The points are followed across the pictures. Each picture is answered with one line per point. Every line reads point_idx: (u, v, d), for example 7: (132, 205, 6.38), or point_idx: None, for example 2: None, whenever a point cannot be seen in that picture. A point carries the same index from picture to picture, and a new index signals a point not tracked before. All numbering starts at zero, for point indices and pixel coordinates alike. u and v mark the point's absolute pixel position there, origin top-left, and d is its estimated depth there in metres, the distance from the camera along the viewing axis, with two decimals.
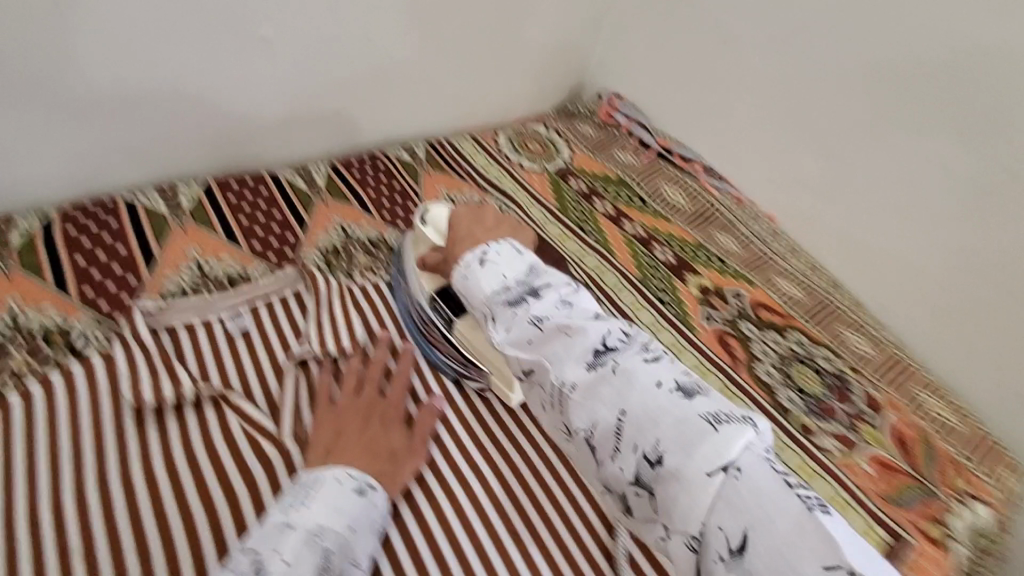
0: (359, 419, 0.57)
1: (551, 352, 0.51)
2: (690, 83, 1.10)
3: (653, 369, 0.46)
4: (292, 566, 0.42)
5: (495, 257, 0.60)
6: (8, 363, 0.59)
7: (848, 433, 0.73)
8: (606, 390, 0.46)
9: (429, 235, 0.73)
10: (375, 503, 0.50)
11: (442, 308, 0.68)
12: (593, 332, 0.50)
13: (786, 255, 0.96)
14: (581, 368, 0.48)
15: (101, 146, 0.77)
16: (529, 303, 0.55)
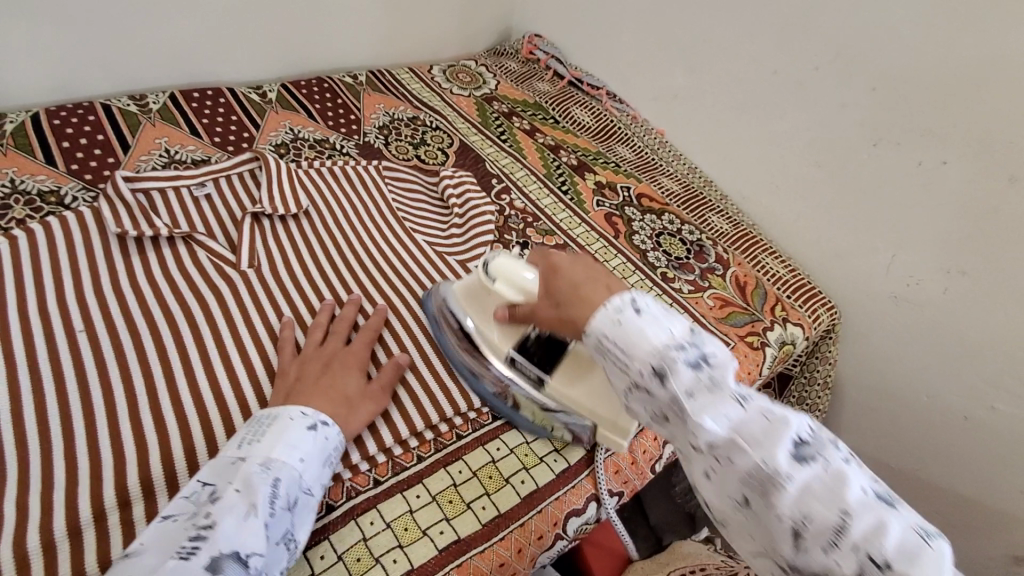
0: (319, 366, 0.62)
1: (750, 433, 0.45)
2: (592, 22, 1.28)
3: (857, 471, 0.43)
4: (242, 492, 0.48)
5: (650, 305, 0.52)
6: (13, 213, 0.75)
7: (700, 280, 0.92)
8: (818, 485, 0.42)
9: (507, 292, 0.63)
10: (326, 438, 0.55)
11: (528, 366, 0.64)
12: (794, 422, 0.45)
13: (671, 160, 1.17)
14: (789, 456, 0.44)
15: (80, 60, 0.93)
16: (714, 375, 0.47)
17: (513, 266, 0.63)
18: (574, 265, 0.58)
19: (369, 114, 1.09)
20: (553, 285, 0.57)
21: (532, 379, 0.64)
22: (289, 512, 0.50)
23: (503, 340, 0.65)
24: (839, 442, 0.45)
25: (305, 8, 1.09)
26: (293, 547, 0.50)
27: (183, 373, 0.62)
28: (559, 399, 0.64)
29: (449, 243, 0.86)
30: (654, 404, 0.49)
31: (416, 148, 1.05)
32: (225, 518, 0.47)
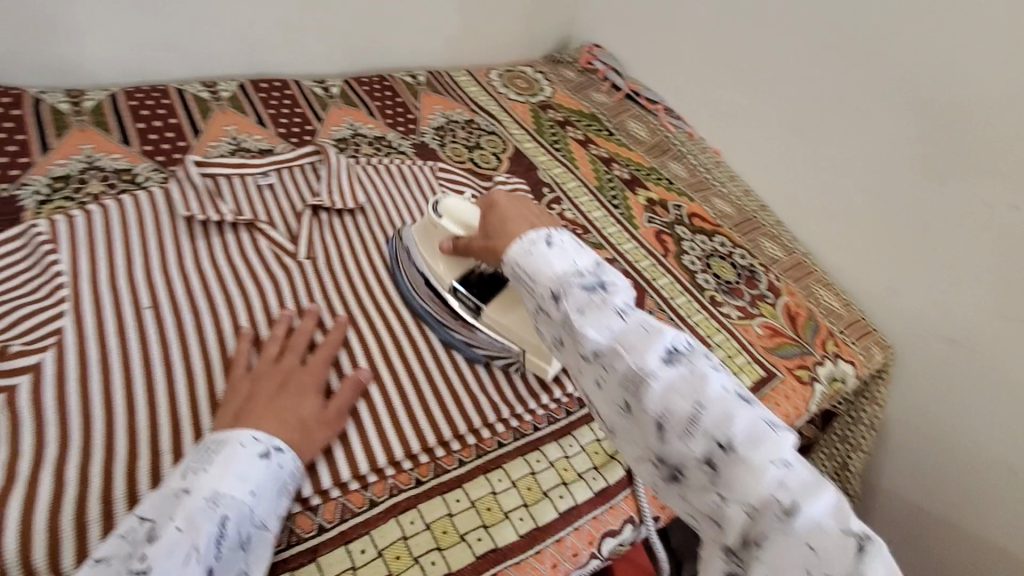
0: (272, 386, 0.58)
1: (628, 341, 0.45)
2: (653, 34, 1.27)
3: (720, 373, 0.43)
4: (183, 532, 0.44)
5: (562, 240, 0.53)
6: (89, 187, 0.78)
7: (750, 307, 0.90)
8: (682, 384, 0.42)
9: (450, 227, 0.70)
10: (280, 466, 0.51)
11: (468, 296, 0.69)
12: (670, 330, 0.46)
13: (726, 181, 1.15)
14: (658, 359, 0.44)
15: (159, 45, 0.97)
16: (605, 294, 0.48)
17: (461, 206, 0.71)
18: (512, 204, 0.61)
19: (427, 114, 1.10)
20: (487, 220, 0.61)
21: (471, 308, 0.69)
22: (241, 550, 0.47)
23: (445, 273, 0.71)
24: (711, 353, 0.45)
25: (375, 7, 1.12)
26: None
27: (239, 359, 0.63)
28: (492, 326, 0.68)
29: None
30: (553, 324, 0.50)
31: (470, 151, 1.05)
32: (164, 561, 0.43)
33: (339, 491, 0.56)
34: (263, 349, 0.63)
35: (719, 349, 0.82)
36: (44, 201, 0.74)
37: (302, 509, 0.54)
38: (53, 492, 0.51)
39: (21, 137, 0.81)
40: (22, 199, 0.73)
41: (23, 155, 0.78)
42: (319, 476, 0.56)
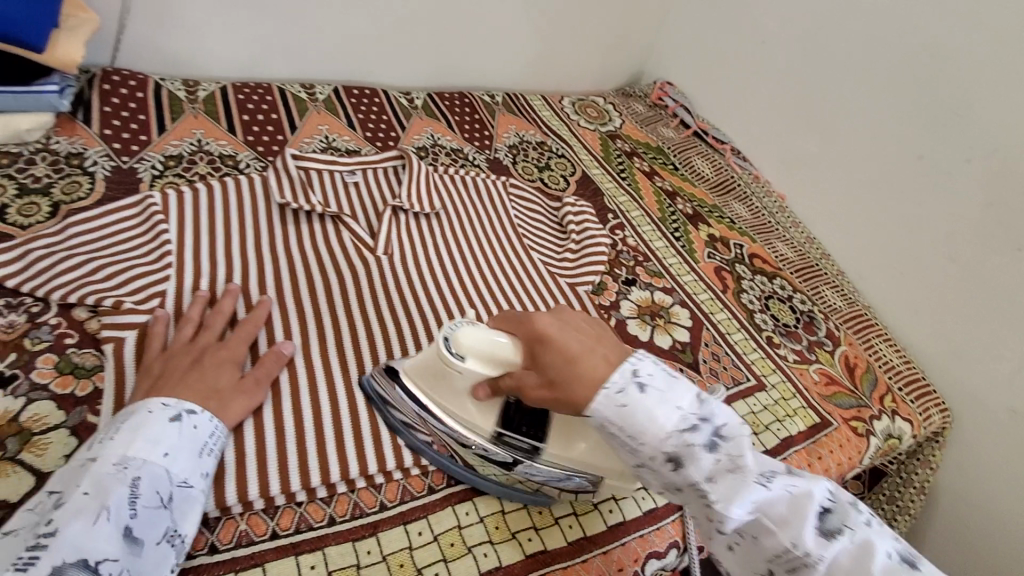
0: (185, 360, 0.57)
1: (776, 516, 0.48)
2: (728, 77, 1.30)
3: (879, 533, 0.48)
4: (91, 496, 0.43)
5: (654, 378, 0.51)
6: (197, 167, 0.84)
7: (807, 352, 0.90)
8: (839, 557, 0.47)
9: (478, 367, 0.55)
10: (195, 427, 0.51)
11: (519, 438, 0.58)
12: (808, 492, 0.49)
13: (789, 226, 1.15)
14: (813, 533, 0.47)
15: (268, 46, 1.05)
16: (730, 453, 0.50)
17: (478, 336, 0.55)
18: (566, 333, 0.54)
19: (501, 132, 1.15)
20: (540, 358, 0.53)
21: (525, 450, 0.59)
22: (162, 509, 0.46)
23: (480, 418, 0.59)
24: (842, 500, 0.50)
25: (466, 29, 1.19)
26: (179, 543, 0.46)
27: (318, 341, 0.66)
28: (557, 465, 0.59)
29: (561, 266, 0.88)
30: (675, 485, 0.51)
31: (540, 171, 1.09)
32: (71, 521, 0.41)
33: (402, 474, 0.59)
34: (180, 325, 0.61)
35: (774, 390, 0.82)
36: (158, 176, 0.81)
37: (366, 486, 0.57)
38: None
39: (143, 117, 0.88)
40: (139, 172, 0.80)
41: (143, 133, 0.86)
42: (385, 457, 0.59)
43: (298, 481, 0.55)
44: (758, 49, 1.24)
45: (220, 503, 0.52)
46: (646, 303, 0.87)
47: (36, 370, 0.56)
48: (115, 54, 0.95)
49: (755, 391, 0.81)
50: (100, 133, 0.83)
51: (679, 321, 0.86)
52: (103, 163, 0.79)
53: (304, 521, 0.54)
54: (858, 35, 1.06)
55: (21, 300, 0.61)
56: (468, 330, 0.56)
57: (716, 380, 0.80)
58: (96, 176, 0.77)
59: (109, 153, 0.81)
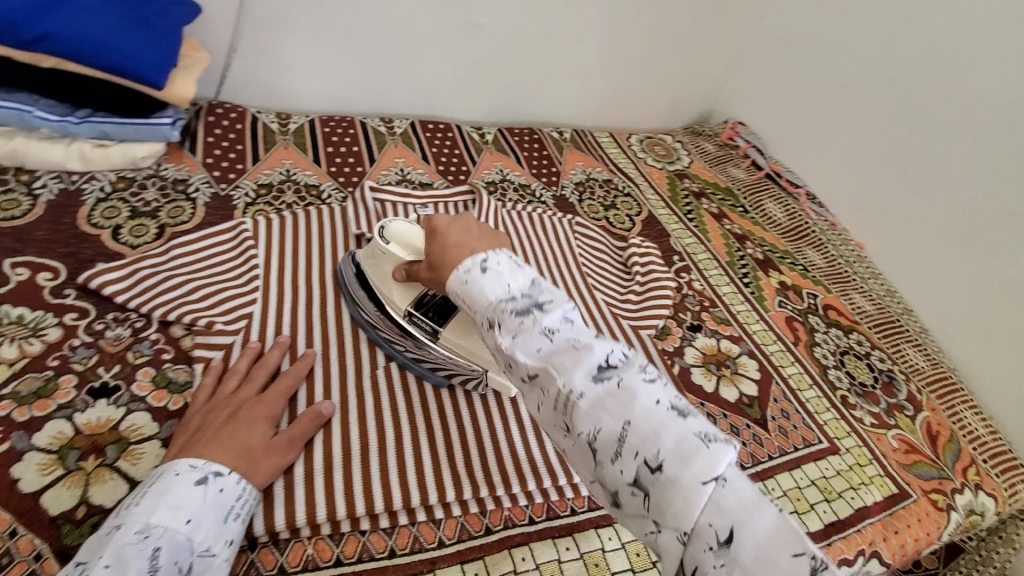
0: (221, 417, 0.56)
1: (558, 362, 0.43)
2: (805, 119, 1.27)
3: (654, 387, 0.41)
4: (110, 569, 0.42)
5: (500, 263, 0.49)
6: (284, 197, 0.90)
7: (885, 416, 0.84)
8: (610, 400, 0.40)
9: (395, 250, 0.67)
10: (221, 491, 0.49)
11: (423, 321, 0.67)
12: (598, 347, 0.43)
13: (867, 277, 1.10)
14: (586, 377, 0.42)
15: (356, 82, 1.12)
16: (537, 316, 0.45)
17: (405, 229, 0.68)
18: (453, 229, 0.55)
19: (568, 169, 1.17)
20: (429, 245, 0.57)
21: (427, 332, 0.67)
22: None
23: (398, 298, 0.68)
24: (645, 362, 0.43)
25: (541, 68, 1.24)
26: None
27: (385, 370, 0.68)
28: (450, 349, 0.66)
29: (624, 308, 0.87)
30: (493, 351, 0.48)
31: (606, 210, 1.09)
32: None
33: (460, 509, 0.59)
34: (227, 378, 0.61)
35: (848, 454, 0.77)
36: (250, 203, 0.87)
37: (425, 520, 0.58)
38: None
39: (240, 147, 0.96)
40: (234, 199, 0.87)
41: (239, 162, 0.93)
42: (445, 491, 0.59)
43: (363, 508, 0.56)
44: (838, 93, 1.20)
45: (290, 525, 0.53)
46: (711, 351, 0.85)
47: (136, 383, 0.61)
48: (220, 88, 1.04)
49: (827, 454, 0.76)
50: (203, 161, 0.91)
51: (747, 373, 0.83)
52: (203, 189, 0.86)
53: (366, 550, 0.55)
54: (952, 83, 1.02)
55: (127, 315, 0.67)
56: (404, 222, 0.69)
57: (785, 440, 0.76)
58: (197, 202, 0.84)
59: (210, 181, 0.88)
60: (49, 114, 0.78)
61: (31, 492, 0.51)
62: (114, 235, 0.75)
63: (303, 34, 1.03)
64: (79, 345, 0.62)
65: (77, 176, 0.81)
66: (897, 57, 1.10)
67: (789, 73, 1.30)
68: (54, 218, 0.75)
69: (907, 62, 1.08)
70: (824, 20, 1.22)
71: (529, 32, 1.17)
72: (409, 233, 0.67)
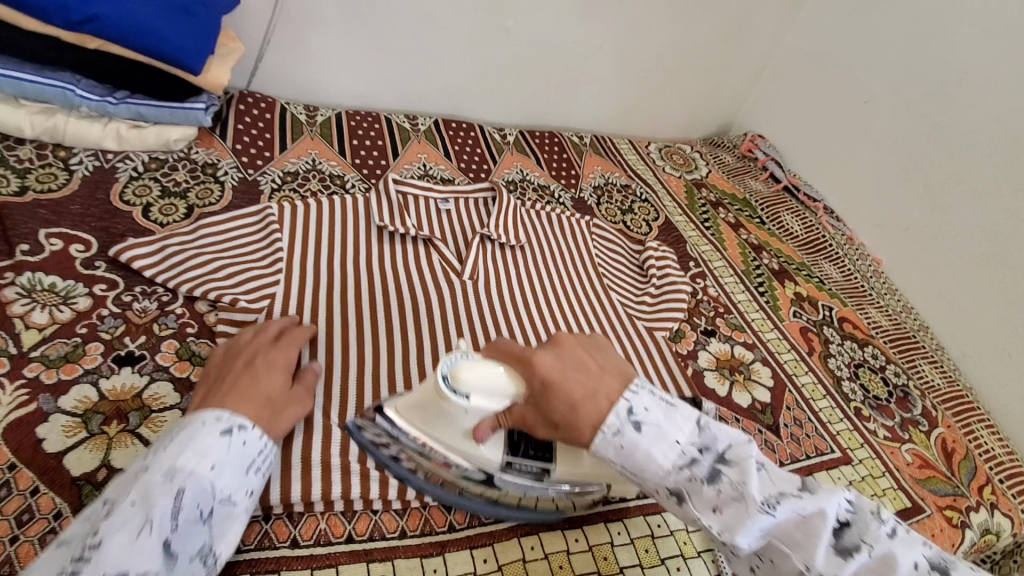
0: (238, 368, 0.55)
1: (789, 536, 0.46)
2: (825, 134, 1.28)
3: (902, 543, 0.45)
4: (136, 507, 0.42)
5: (648, 413, 0.50)
6: (310, 184, 0.92)
7: (900, 430, 0.84)
8: (866, 573, 0.44)
9: (484, 406, 0.52)
10: (244, 443, 0.49)
11: (526, 462, 0.57)
12: (828, 508, 0.46)
13: (883, 292, 1.09)
14: (831, 552, 0.45)
15: (383, 79, 1.15)
16: (731, 477, 0.47)
17: (477, 375, 0.52)
18: (566, 374, 0.52)
19: (588, 173, 1.18)
20: (548, 403, 0.51)
21: (535, 474, 0.58)
22: (201, 524, 0.45)
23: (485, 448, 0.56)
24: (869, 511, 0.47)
25: (564, 73, 1.26)
26: (212, 560, 0.46)
27: (402, 355, 0.70)
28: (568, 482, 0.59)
29: (639, 309, 0.88)
30: (686, 516, 0.50)
31: (624, 214, 1.10)
32: (117, 534, 0.41)
33: None
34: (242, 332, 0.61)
35: (861, 466, 0.77)
36: (276, 189, 0.89)
37: (437, 504, 0.59)
38: None
39: (268, 135, 0.98)
40: (261, 184, 0.89)
41: (267, 150, 0.95)
42: None
43: (376, 489, 0.56)
44: (860, 110, 1.21)
45: (305, 500, 0.54)
46: (724, 356, 0.85)
47: (160, 353, 0.62)
48: (251, 79, 1.07)
49: (840, 464, 0.76)
50: (232, 147, 0.93)
51: (760, 380, 0.83)
52: (232, 173, 0.88)
53: (377, 529, 0.56)
54: (977, 103, 1.02)
55: (155, 288, 0.68)
56: (465, 367, 0.52)
57: (797, 447, 0.76)
58: (225, 185, 0.86)
59: (238, 165, 0.90)
60: (90, 94, 0.80)
61: (55, 452, 0.52)
62: (144, 212, 0.77)
63: (335, 28, 1.05)
64: (107, 315, 0.64)
65: (113, 155, 0.84)
66: (920, 76, 1.10)
67: (811, 88, 1.31)
68: (88, 193, 0.77)
69: (933, 81, 1.08)
70: (849, 36, 1.23)
71: (556, 36, 1.19)
72: (492, 379, 0.52)
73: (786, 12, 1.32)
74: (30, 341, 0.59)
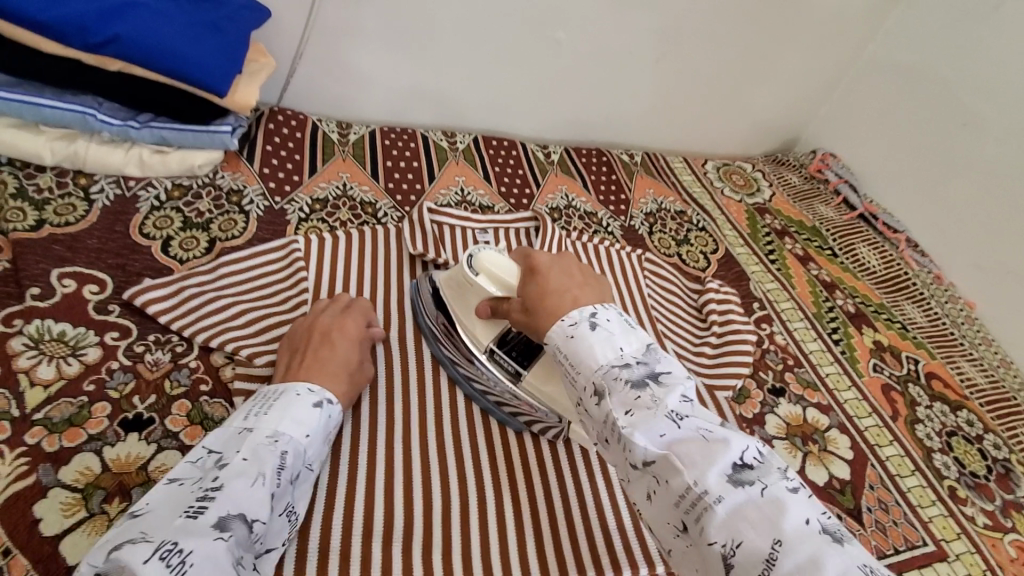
0: (313, 339, 0.59)
1: (685, 454, 0.39)
2: (911, 156, 1.14)
3: (808, 503, 0.36)
4: (247, 462, 0.44)
5: (608, 321, 0.49)
6: (339, 213, 0.86)
7: (1002, 516, 0.72)
8: (752, 511, 0.36)
9: (484, 283, 0.62)
10: (330, 416, 0.52)
11: (508, 361, 0.63)
12: (734, 442, 0.39)
13: (975, 342, 0.97)
14: (721, 478, 0.37)
15: (420, 93, 1.07)
16: (655, 391, 0.43)
17: (495, 262, 0.62)
18: (553, 269, 0.56)
19: (638, 197, 1.08)
20: (526, 289, 0.56)
21: (509, 372, 0.63)
22: (292, 484, 0.47)
23: (481, 334, 0.64)
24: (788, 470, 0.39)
25: (617, 86, 1.16)
26: (294, 518, 0.47)
27: (434, 418, 0.62)
28: (532, 394, 0.62)
29: (697, 361, 0.78)
30: (593, 420, 0.45)
31: (679, 245, 0.99)
32: (235, 478, 0.43)
33: None
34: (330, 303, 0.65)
35: (958, 563, 0.66)
36: (304, 219, 0.83)
37: None
38: None
39: (298, 157, 0.92)
40: (287, 214, 0.83)
41: (296, 174, 0.89)
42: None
43: None
44: (956, 131, 1.07)
45: None
46: (796, 422, 0.75)
47: (171, 417, 0.57)
48: (282, 94, 1.01)
49: (934, 560, 0.65)
50: (260, 171, 0.87)
51: (838, 452, 0.73)
52: (258, 202, 0.82)
53: None
54: None
55: (169, 337, 0.63)
56: (491, 251, 0.63)
57: (884, 539, 0.65)
58: (250, 216, 0.80)
59: (264, 193, 0.84)
60: (112, 118, 0.75)
61: (51, 536, 0.47)
62: (164, 247, 0.72)
63: (373, 41, 0.99)
64: (117, 368, 0.59)
65: (134, 182, 0.79)
66: None
67: (894, 103, 1.17)
68: (108, 226, 0.72)
69: None
70: (946, 46, 1.09)
71: (611, 47, 1.10)
72: (500, 269, 0.61)
73: (869, 18, 1.18)
74: (34, 402, 0.54)
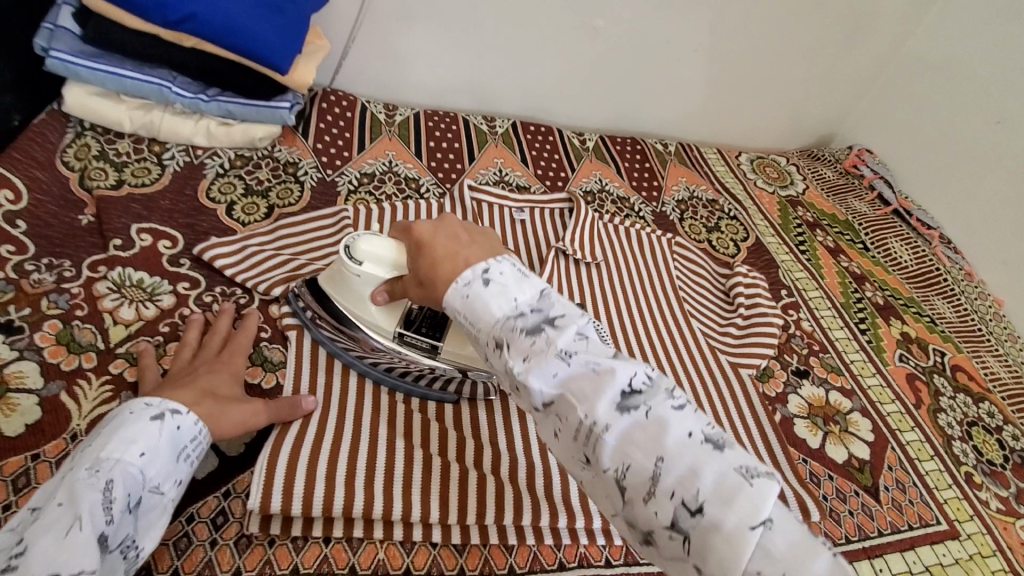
0: (183, 369, 0.56)
1: (578, 389, 0.40)
2: (948, 155, 1.15)
3: (686, 416, 0.39)
4: (63, 506, 0.39)
5: (501, 272, 0.46)
6: (386, 187, 0.91)
7: (1017, 503, 0.74)
8: (637, 433, 0.38)
9: (376, 271, 0.60)
10: (177, 429, 0.48)
11: (419, 339, 0.63)
12: (620, 371, 0.40)
13: (1002, 340, 0.97)
14: (610, 407, 0.39)
15: (463, 78, 1.12)
16: (550, 336, 0.42)
17: (373, 248, 0.60)
18: (438, 238, 0.51)
19: (671, 185, 1.10)
20: (416, 262, 0.52)
21: (424, 349, 0.63)
22: (130, 514, 0.42)
23: (384, 319, 0.63)
24: (668, 384, 0.41)
25: (654, 76, 1.18)
26: (134, 555, 0.43)
27: None
28: (452, 362, 0.62)
29: (722, 340, 0.81)
30: (499, 374, 0.44)
31: (709, 232, 1.02)
32: (42, 534, 0.38)
33: (534, 539, 0.56)
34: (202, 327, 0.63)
35: (970, 542, 0.67)
36: (352, 191, 0.88)
37: (498, 543, 0.55)
38: (311, 452, 0.55)
39: (348, 135, 0.97)
40: (338, 185, 0.89)
41: (347, 150, 0.95)
42: (520, 516, 0.56)
43: (437, 514, 0.54)
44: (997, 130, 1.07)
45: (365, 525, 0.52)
46: (818, 403, 0.77)
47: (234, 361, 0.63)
48: (333, 76, 1.07)
49: (947, 539, 0.67)
50: (313, 146, 0.93)
51: (858, 433, 0.74)
52: (312, 173, 0.88)
53: (436, 565, 0.53)
54: None
55: (233, 290, 0.69)
56: (367, 240, 0.60)
57: (898, 516, 0.67)
58: (305, 185, 0.86)
59: (318, 166, 0.90)
60: (185, 91, 0.82)
61: None
62: (228, 211, 0.79)
63: (422, 27, 1.03)
64: (188, 314, 0.65)
65: (201, 151, 0.85)
66: None
67: (936, 100, 1.17)
68: (178, 189, 0.79)
69: None
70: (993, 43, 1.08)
71: (651, 37, 1.12)
72: (378, 247, 0.60)
73: (913, 14, 1.18)
74: (117, 337, 0.61)
